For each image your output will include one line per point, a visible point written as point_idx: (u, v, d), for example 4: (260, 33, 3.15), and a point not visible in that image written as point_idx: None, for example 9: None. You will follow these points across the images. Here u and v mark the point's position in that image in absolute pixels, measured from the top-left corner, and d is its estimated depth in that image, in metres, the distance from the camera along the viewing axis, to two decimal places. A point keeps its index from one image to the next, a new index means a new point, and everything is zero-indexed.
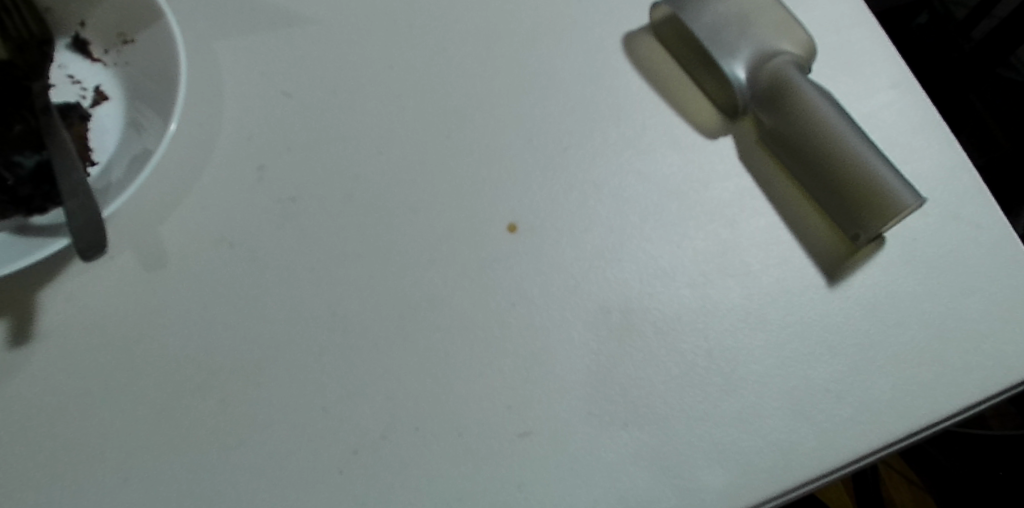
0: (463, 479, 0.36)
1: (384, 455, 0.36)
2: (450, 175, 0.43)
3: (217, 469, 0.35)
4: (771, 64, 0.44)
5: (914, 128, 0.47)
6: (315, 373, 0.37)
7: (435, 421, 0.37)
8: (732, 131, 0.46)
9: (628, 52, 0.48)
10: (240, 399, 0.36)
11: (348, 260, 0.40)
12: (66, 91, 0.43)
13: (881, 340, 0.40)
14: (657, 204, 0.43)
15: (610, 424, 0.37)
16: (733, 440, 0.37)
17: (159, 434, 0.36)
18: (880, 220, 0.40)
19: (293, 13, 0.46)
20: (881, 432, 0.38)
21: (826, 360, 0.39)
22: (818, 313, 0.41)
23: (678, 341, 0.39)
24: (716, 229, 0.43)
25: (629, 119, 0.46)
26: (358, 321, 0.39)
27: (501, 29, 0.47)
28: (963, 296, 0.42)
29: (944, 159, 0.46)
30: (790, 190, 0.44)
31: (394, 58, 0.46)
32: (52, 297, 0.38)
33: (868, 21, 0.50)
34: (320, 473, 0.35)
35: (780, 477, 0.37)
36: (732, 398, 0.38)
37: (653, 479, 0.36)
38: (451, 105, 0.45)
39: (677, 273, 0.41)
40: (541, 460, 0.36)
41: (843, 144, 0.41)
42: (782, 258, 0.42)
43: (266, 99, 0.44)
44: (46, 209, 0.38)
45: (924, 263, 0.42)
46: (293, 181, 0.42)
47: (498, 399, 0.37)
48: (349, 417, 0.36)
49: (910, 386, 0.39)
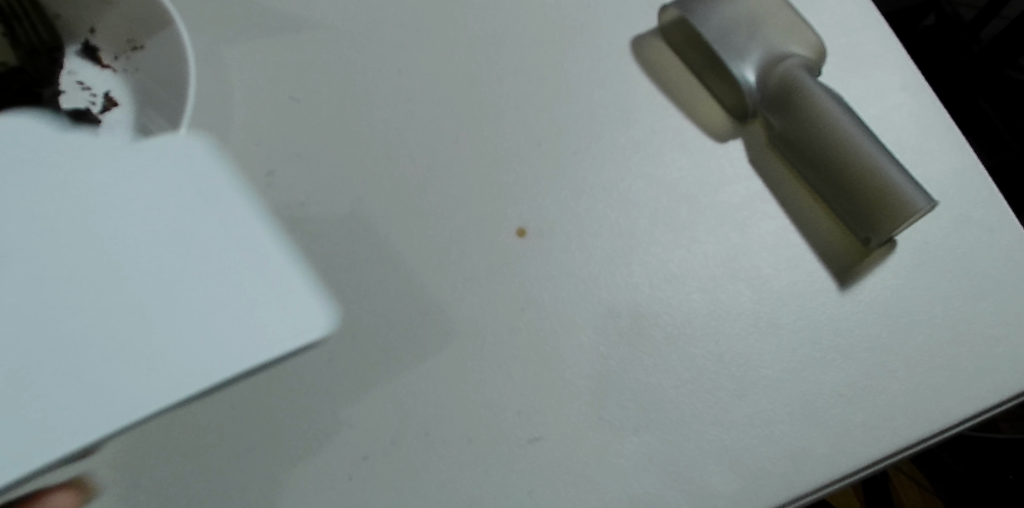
0: (473, 485, 0.36)
1: (394, 460, 0.36)
2: (459, 179, 0.43)
3: (227, 473, 0.35)
4: (781, 67, 0.44)
5: (925, 130, 0.47)
6: (324, 379, 0.37)
7: (445, 427, 0.36)
8: (742, 135, 0.45)
9: (637, 56, 0.48)
10: (252, 403, 0.36)
11: (357, 264, 0.40)
12: (76, 97, 0.43)
13: (894, 344, 0.40)
14: (666, 207, 0.43)
15: (620, 429, 0.37)
16: (744, 445, 0.37)
17: (169, 439, 0.35)
18: (891, 221, 0.40)
19: (301, 18, 0.46)
20: (894, 437, 0.38)
21: (839, 365, 0.39)
22: (830, 318, 0.40)
23: (688, 346, 0.39)
24: (726, 233, 0.42)
25: (638, 123, 0.45)
26: (368, 326, 0.38)
27: (510, 33, 0.47)
28: (976, 299, 0.41)
29: (955, 162, 0.46)
30: (801, 193, 0.44)
31: (403, 62, 0.46)
32: None
33: (877, 24, 0.50)
34: (329, 479, 0.35)
35: (792, 483, 0.37)
36: (743, 403, 0.38)
37: (664, 485, 0.36)
38: (460, 109, 0.45)
39: (687, 278, 0.41)
40: (551, 466, 0.36)
41: (854, 147, 0.41)
42: (793, 262, 0.42)
43: (275, 104, 0.44)
44: None
45: (936, 267, 0.42)
46: (301, 186, 0.42)
47: (508, 404, 0.37)
48: (359, 422, 0.36)
49: (923, 390, 0.39)
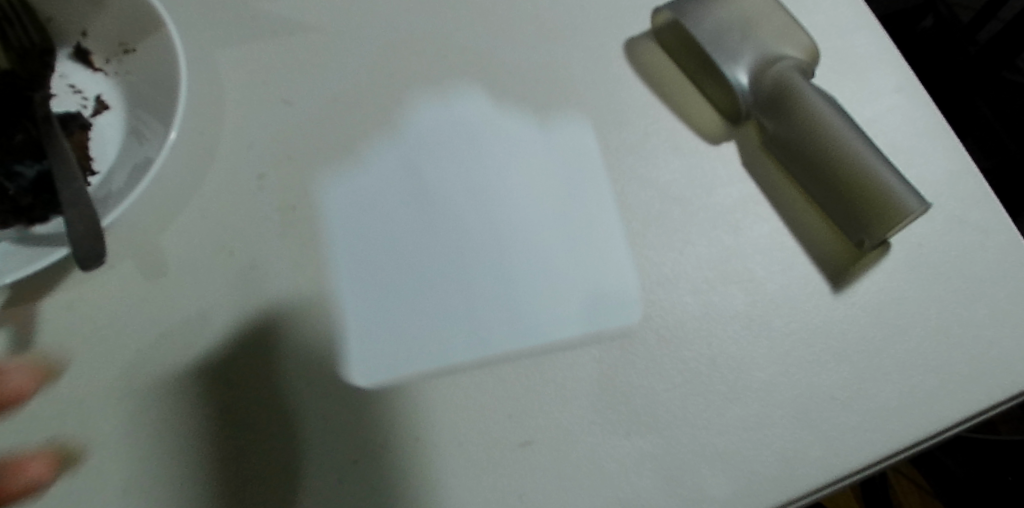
0: (463, 490, 0.35)
1: (385, 464, 0.36)
2: (452, 182, 0.43)
3: (218, 478, 0.35)
4: (774, 69, 0.44)
5: (919, 131, 0.47)
6: (314, 383, 0.37)
7: (436, 431, 0.36)
8: (735, 137, 0.45)
9: (630, 58, 0.47)
10: (243, 407, 0.36)
11: (349, 266, 0.40)
12: (67, 100, 0.43)
13: (887, 347, 0.40)
14: (659, 210, 0.43)
15: (612, 433, 0.37)
16: (738, 448, 0.37)
17: (158, 443, 0.35)
18: (884, 225, 0.40)
19: (294, 23, 0.47)
20: (888, 440, 0.37)
21: (832, 367, 0.39)
22: (824, 320, 0.40)
23: (681, 349, 0.39)
24: (720, 236, 0.42)
25: (631, 125, 0.45)
26: (359, 330, 0.38)
27: (502, 36, 0.48)
28: (970, 301, 0.41)
29: (950, 164, 0.46)
30: (795, 196, 0.44)
31: (395, 66, 0.46)
32: (52, 305, 0.38)
33: (871, 26, 0.50)
34: (319, 484, 0.35)
35: (786, 488, 0.36)
36: (736, 406, 0.38)
37: (656, 489, 0.36)
38: (452, 112, 0.45)
39: (680, 280, 0.41)
40: (543, 470, 0.36)
41: (847, 149, 0.41)
42: (786, 264, 0.42)
43: (268, 108, 0.44)
44: (47, 218, 0.38)
45: (930, 270, 0.42)
46: (293, 190, 0.42)
47: (499, 408, 0.37)
48: (349, 426, 0.36)
49: (918, 393, 0.39)
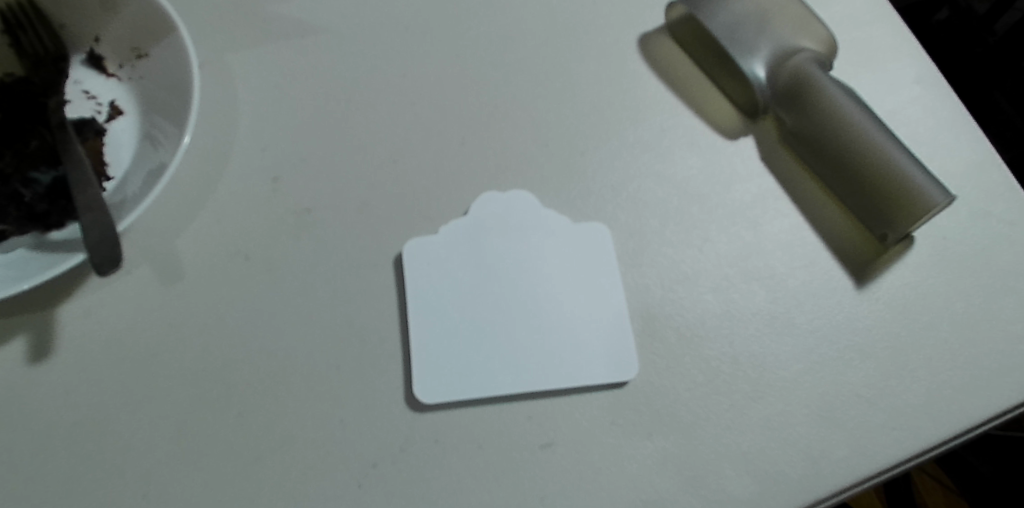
0: (483, 494, 0.34)
1: (404, 468, 0.35)
2: (467, 183, 0.42)
3: (236, 482, 0.35)
4: (792, 61, 0.43)
5: (940, 122, 0.46)
6: (332, 386, 0.37)
7: (455, 433, 0.36)
8: (753, 131, 0.45)
9: (644, 53, 0.47)
10: (261, 411, 0.36)
11: (364, 268, 0.40)
12: (81, 106, 0.43)
13: (914, 343, 0.39)
14: (677, 207, 0.42)
15: (634, 434, 0.36)
16: (761, 448, 0.36)
17: (178, 447, 0.35)
18: (907, 217, 0.39)
19: (307, 27, 0.47)
20: (917, 437, 0.36)
21: (858, 365, 0.38)
22: (848, 317, 0.39)
23: (702, 348, 0.38)
24: (739, 232, 0.42)
25: (646, 122, 0.45)
26: (376, 332, 0.38)
27: (514, 34, 0.47)
28: (997, 295, 0.40)
29: (972, 155, 0.45)
30: (816, 191, 0.43)
31: (408, 65, 0.46)
32: (70, 312, 0.38)
33: (888, 18, 0.50)
34: (338, 488, 0.35)
35: (813, 488, 0.35)
36: (759, 406, 0.37)
37: (680, 490, 0.35)
38: (466, 111, 0.45)
39: (700, 278, 0.40)
40: (564, 472, 0.35)
41: (869, 142, 0.40)
42: (807, 260, 0.41)
43: (281, 112, 0.44)
44: (63, 224, 0.38)
45: (954, 263, 0.41)
46: (308, 192, 0.42)
47: (517, 409, 0.36)
48: (367, 429, 0.36)
49: (945, 389, 0.38)
